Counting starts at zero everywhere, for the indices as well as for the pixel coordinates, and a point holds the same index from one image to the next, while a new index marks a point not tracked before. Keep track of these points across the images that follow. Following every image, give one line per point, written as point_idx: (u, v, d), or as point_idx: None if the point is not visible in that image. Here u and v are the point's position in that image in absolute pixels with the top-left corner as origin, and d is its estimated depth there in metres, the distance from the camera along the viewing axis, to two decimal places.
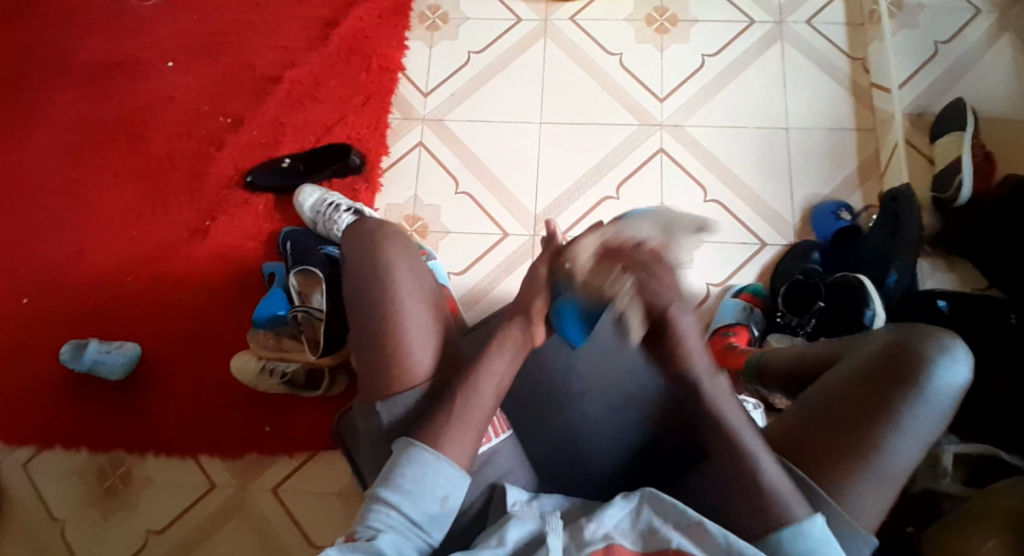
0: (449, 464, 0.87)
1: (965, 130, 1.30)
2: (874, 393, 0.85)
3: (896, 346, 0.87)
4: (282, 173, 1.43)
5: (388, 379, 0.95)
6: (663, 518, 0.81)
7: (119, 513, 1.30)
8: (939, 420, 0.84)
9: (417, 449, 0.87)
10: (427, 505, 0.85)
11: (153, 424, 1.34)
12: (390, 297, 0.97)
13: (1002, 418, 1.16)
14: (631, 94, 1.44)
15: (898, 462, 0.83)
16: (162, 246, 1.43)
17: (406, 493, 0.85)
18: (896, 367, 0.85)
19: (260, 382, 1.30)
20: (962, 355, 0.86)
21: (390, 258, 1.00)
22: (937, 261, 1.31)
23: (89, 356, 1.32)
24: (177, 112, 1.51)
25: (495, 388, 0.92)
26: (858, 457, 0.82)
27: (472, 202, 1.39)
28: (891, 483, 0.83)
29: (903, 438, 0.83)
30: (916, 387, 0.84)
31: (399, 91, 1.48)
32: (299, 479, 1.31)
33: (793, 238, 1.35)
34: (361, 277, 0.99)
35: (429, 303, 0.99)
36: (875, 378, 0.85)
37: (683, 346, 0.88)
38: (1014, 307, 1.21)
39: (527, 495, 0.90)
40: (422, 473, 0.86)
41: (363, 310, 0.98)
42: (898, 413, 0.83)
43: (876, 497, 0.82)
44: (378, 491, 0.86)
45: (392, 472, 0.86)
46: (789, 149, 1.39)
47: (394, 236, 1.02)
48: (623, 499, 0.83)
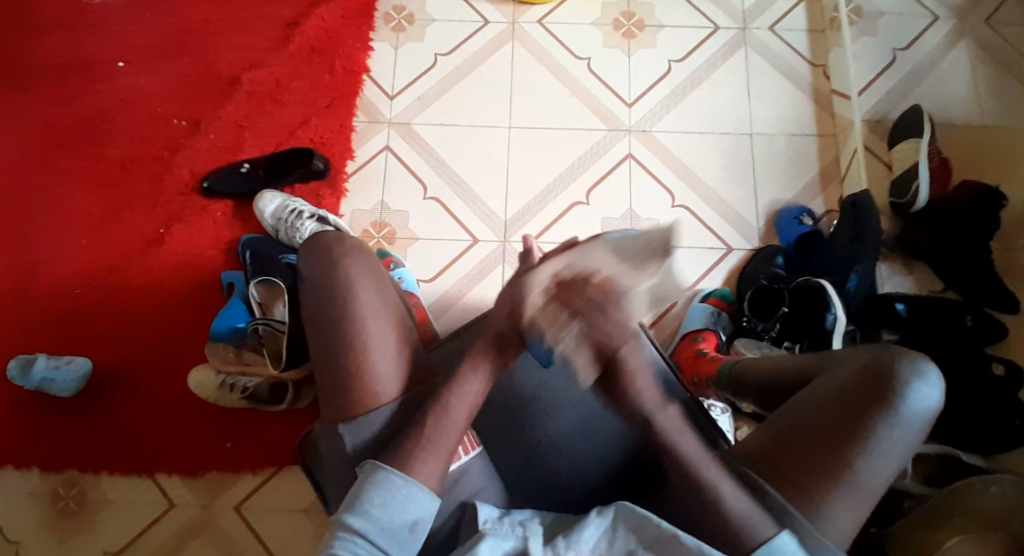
0: (418, 487, 0.86)
1: (923, 138, 1.33)
2: (851, 413, 0.87)
3: (872, 365, 0.89)
4: (242, 179, 1.38)
5: (355, 400, 0.94)
6: (637, 536, 0.82)
7: (76, 533, 1.25)
8: (913, 439, 0.87)
9: (385, 474, 0.86)
10: (396, 530, 0.84)
11: (109, 442, 1.29)
12: (355, 314, 0.96)
13: (962, 419, 1.20)
14: (599, 98, 1.44)
15: (873, 480, 0.85)
16: (114, 256, 1.37)
17: (375, 519, 0.83)
18: (872, 388, 0.88)
19: (221, 398, 1.26)
20: (935, 375, 0.88)
21: (354, 275, 0.99)
22: (896, 264, 1.35)
23: (38, 373, 1.26)
24: (128, 113, 1.44)
25: (465, 410, 0.91)
26: (837, 474, 0.85)
27: (440, 208, 1.37)
28: (867, 499, 0.86)
29: (878, 457, 0.85)
30: (892, 407, 0.86)
31: (364, 94, 1.44)
32: (265, 495, 1.27)
33: (757, 243, 1.37)
34: (321, 295, 0.98)
35: (395, 323, 0.98)
36: (853, 398, 0.88)
37: (632, 386, 0.91)
38: (970, 309, 1.27)
39: (499, 513, 0.89)
40: (390, 498, 0.85)
41: (325, 327, 0.96)
42: (874, 432, 0.86)
43: (852, 513, 0.85)
44: (344, 519, 0.84)
45: (358, 497, 0.85)
46: (754, 155, 1.41)
47: (357, 253, 1.01)
48: (596, 518, 0.84)
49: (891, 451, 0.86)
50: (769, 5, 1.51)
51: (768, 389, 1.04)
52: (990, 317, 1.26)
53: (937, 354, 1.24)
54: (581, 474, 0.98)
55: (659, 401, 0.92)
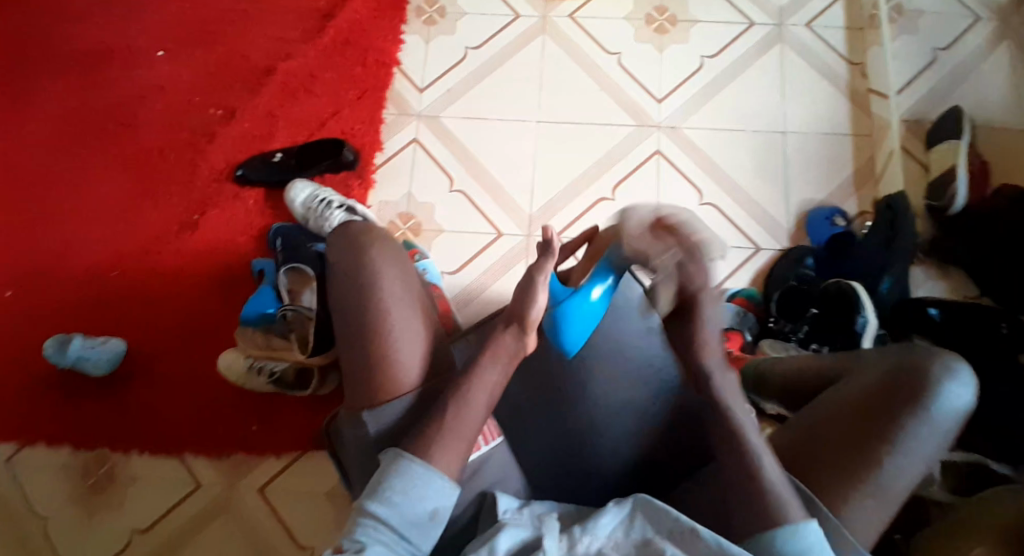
0: (438, 474, 0.87)
1: (962, 139, 1.29)
2: (881, 411, 0.87)
3: (903, 365, 0.90)
4: (273, 168, 1.40)
5: (377, 387, 0.96)
6: (655, 528, 0.82)
7: (103, 511, 1.28)
8: (943, 441, 0.87)
9: (406, 462, 0.87)
10: (416, 517, 0.85)
11: (139, 422, 1.32)
12: (377, 303, 0.98)
13: (994, 429, 1.17)
14: (628, 93, 1.43)
15: (902, 479, 0.85)
16: (149, 241, 1.40)
17: (394, 505, 0.84)
18: (903, 387, 0.88)
19: (249, 381, 1.29)
20: (965, 376, 0.89)
21: (380, 265, 1.00)
22: (930, 268, 1.32)
23: (75, 350, 1.29)
24: (167, 102, 1.48)
25: (486, 401, 0.92)
26: (864, 469, 0.85)
27: (467, 201, 1.37)
28: (893, 498, 0.85)
29: (907, 456, 0.85)
30: (922, 405, 0.86)
31: (395, 86, 1.45)
32: (288, 478, 1.30)
33: (787, 243, 1.35)
34: (348, 284, 1.00)
35: (419, 312, 0.99)
36: (882, 397, 0.88)
37: (699, 335, 0.90)
38: (1006, 316, 1.22)
39: (517, 503, 0.90)
40: (410, 485, 0.85)
41: (350, 316, 0.99)
42: (903, 430, 0.86)
43: (879, 511, 0.84)
44: (366, 505, 0.85)
45: (380, 484, 0.86)
46: (787, 154, 1.39)
47: (381, 243, 1.03)
48: (614, 508, 0.83)
49: (921, 450, 0.86)
50: (807, 1, 1.48)
51: (793, 388, 1.07)
52: None
53: (971, 361, 1.21)
54: (603, 473, 0.98)
55: (721, 365, 0.90)
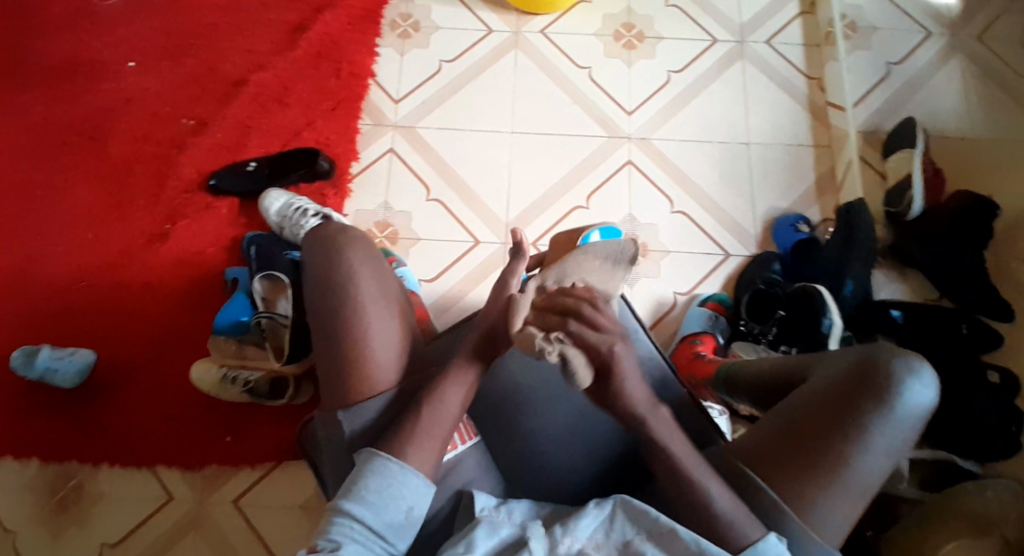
0: (414, 473, 0.86)
1: (915, 148, 1.36)
2: (844, 411, 0.86)
3: (864, 365, 0.88)
4: (247, 178, 1.40)
5: (353, 387, 0.92)
6: (635, 526, 0.82)
7: (70, 526, 1.25)
8: (903, 437, 0.86)
9: (381, 460, 0.86)
10: (391, 516, 0.84)
11: (107, 435, 1.29)
12: (352, 302, 0.94)
13: (956, 425, 1.22)
14: (599, 106, 1.47)
15: (862, 478, 0.85)
16: (117, 252, 1.38)
17: (370, 504, 0.84)
18: (865, 387, 0.86)
19: (222, 392, 1.27)
20: (927, 373, 0.87)
21: (356, 264, 0.97)
22: (890, 271, 1.38)
23: (41, 363, 1.27)
24: (138, 113, 1.47)
25: (459, 399, 0.91)
26: (826, 470, 0.85)
27: (442, 209, 1.39)
28: (855, 495, 0.85)
29: (867, 454, 0.85)
30: (880, 405, 0.85)
31: (370, 97, 1.47)
32: (260, 491, 1.28)
33: (754, 249, 1.39)
34: (322, 283, 0.96)
35: (394, 311, 0.97)
36: (842, 397, 0.87)
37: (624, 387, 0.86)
38: (964, 318, 1.28)
39: (494, 501, 0.88)
40: (387, 485, 0.85)
41: (324, 316, 0.95)
42: (864, 429, 0.85)
43: (840, 509, 0.85)
44: (341, 504, 0.84)
45: (354, 483, 0.85)
46: (751, 163, 1.44)
47: (357, 242, 1.00)
48: (594, 508, 0.84)
49: (881, 448, 0.85)
50: (767, 19, 1.55)
51: (762, 388, 1.03)
52: (985, 324, 1.27)
53: (932, 359, 1.26)
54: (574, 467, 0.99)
55: (649, 402, 0.86)
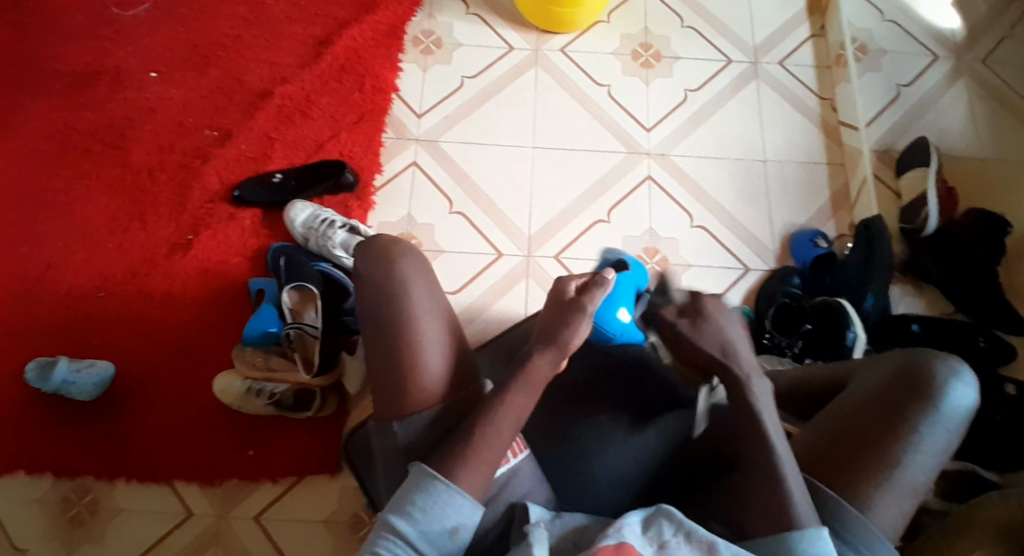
0: (461, 494, 0.83)
1: (930, 166, 1.40)
2: (893, 411, 0.88)
3: (907, 368, 0.91)
4: (274, 190, 1.40)
5: (406, 397, 0.92)
6: (673, 528, 0.81)
7: (85, 543, 1.24)
8: (951, 436, 0.88)
9: (429, 478, 0.84)
10: (436, 536, 0.82)
11: (127, 448, 1.29)
12: (406, 313, 0.94)
13: (975, 438, 1.24)
14: (618, 123, 1.49)
15: (917, 477, 0.86)
16: (138, 261, 1.37)
17: (415, 522, 0.82)
18: (911, 387, 0.89)
19: (244, 403, 1.27)
20: (969, 374, 0.90)
21: (408, 273, 0.97)
22: (907, 286, 1.41)
23: (60, 376, 1.25)
24: (157, 123, 1.46)
25: (514, 420, 0.89)
26: (881, 468, 0.86)
27: (466, 222, 1.40)
28: (909, 493, 0.86)
29: (919, 452, 0.87)
30: (928, 403, 0.88)
31: (393, 111, 1.48)
32: (283, 505, 1.28)
33: (773, 264, 1.41)
34: (374, 294, 0.96)
35: (446, 321, 0.96)
36: (890, 399, 0.89)
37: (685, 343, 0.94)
38: (981, 331, 1.31)
39: (548, 513, 0.88)
40: (432, 504, 0.83)
41: (377, 328, 0.95)
42: (916, 428, 0.87)
43: (896, 507, 0.86)
44: (388, 519, 0.83)
45: (402, 499, 0.84)
46: (768, 179, 1.47)
47: (410, 256, 0.99)
48: (639, 510, 0.84)
49: (931, 446, 0.87)
50: (779, 41, 1.59)
51: (801, 398, 1.04)
52: (1000, 339, 1.30)
53: None
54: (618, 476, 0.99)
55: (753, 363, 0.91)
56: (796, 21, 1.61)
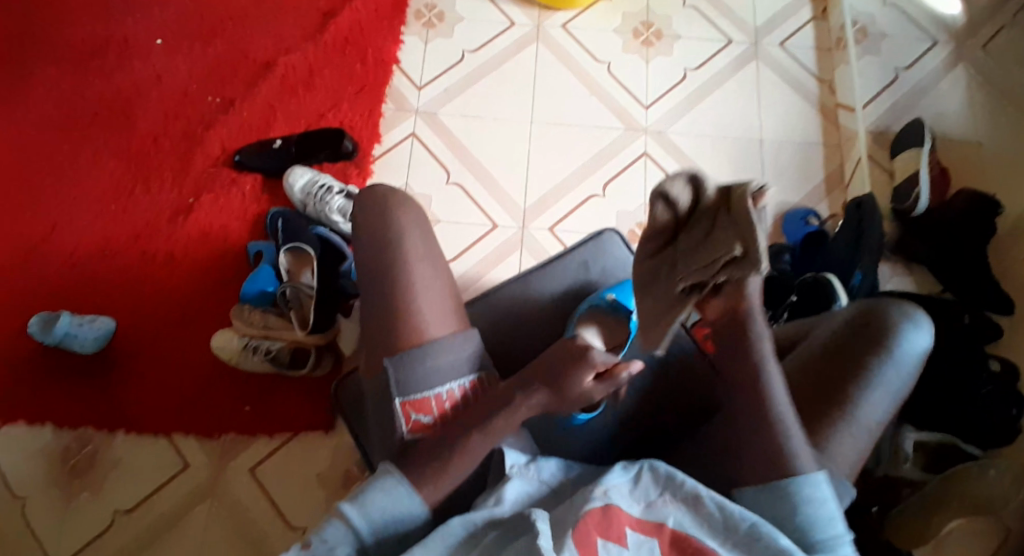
0: (417, 498, 0.83)
1: (923, 147, 1.40)
2: (851, 356, 0.91)
3: (866, 313, 0.93)
4: (273, 155, 1.44)
5: (394, 337, 0.93)
6: (659, 489, 0.83)
7: (86, 491, 1.30)
8: (906, 379, 0.91)
9: (392, 481, 0.83)
10: (383, 530, 0.82)
11: (127, 402, 1.34)
12: (405, 255, 0.97)
13: (955, 413, 1.28)
14: (618, 100, 1.51)
15: (872, 419, 0.89)
16: (142, 225, 1.43)
17: (369, 515, 0.81)
18: (869, 332, 0.91)
19: (243, 360, 1.32)
20: (925, 320, 0.92)
21: (404, 222, 0.99)
22: (897, 266, 1.44)
23: (62, 328, 1.31)
24: (162, 92, 1.51)
25: (532, 363, 0.89)
26: (838, 410, 0.89)
27: (463, 193, 1.43)
28: (864, 435, 0.89)
29: (873, 393, 0.89)
30: (884, 347, 0.90)
31: (392, 83, 1.51)
32: (278, 459, 1.33)
33: (766, 242, 1.43)
34: (374, 240, 0.98)
35: (438, 269, 0.98)
36: (848, 344, 0.92)
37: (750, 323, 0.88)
38: (968, 309, 1.35)
39: (524, 458, 0.87)
40: (389, 506, 0.82)
41: (373, 272, 0.97)
42: (868, 373, 0.89)
43: (852, 448, 0.88)
44: (341, 507, 0.81)
45: (359, 490, 0.82)
46: (764, 159, 1.48)
47: (409, 205, 1.01)
48: (621, 468, 0.85)
49: (887, 389, 0.90)
50: (780, 22, 1.60)
51: None
52: (986, 318, 1.35)
53: (938, 350, 1.31)
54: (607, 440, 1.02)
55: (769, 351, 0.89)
56: (797, 4, 1.62)
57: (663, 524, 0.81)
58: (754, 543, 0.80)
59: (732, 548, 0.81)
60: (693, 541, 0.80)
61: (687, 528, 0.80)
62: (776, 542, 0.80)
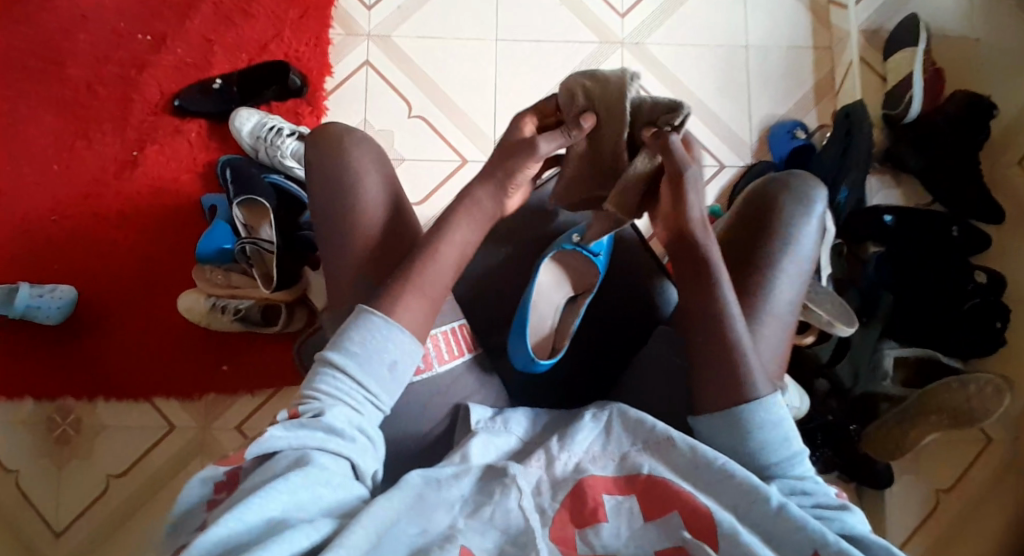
0: (398, 329, 0.81)
1: (918, 45, 1.32)
2: (754, 243, 0.92)
3: (754, 199, 0.95)
4: (216, 97, 1.33)
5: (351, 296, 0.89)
6: (632, 438, 0.80)
7: (75, 459, 1.30)
8: (807, 258, 0.92)
9: (364, 315, 0.81)
10: (375, 368, 0.79)
11: (102, 369, 1.32)
12: (356, 204, 0.90)
13: (939, 330, 1.27)
14: (591, 9, 1.39)
15: (784, 303, 0.90)
16: (87, 182, 1.34)
17: (354, 355, 0.79)
18: (764, 218, 0.93)
19: (213, 320, 1.28)
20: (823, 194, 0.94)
21: (359, 164, 0.91)
22: (884, 176, 1.37)
23: (23, 301, 1.25)
24: (86, 32, 1.37)
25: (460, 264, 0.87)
26: (753, 301, 0.89)
27: (427, 127, 1.34)
28: (781, 319, 0.90)
29: (781, 278, 0.90)
30: (780, 231, 0.92)
31: (340, 4, 1.39)
32: (263, 415, 1.32)
33: (750, 159, 1.36)
34: (325, 183, 0.91)
35: (392, 211, 0.91)
36: (751, 234, 0.93)
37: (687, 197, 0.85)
38: (955, 220, 1.30)
39: (491, 412, 0.89)
40: (369, 338, 0.80)
41: (323, 220, 0.90)
42: (777, 256, 0.91)
43: (774, 335, 0.90)
44: (325, 356, 0.80)
45: (339, 336, 0.81)
46: (750, 67, 1.38)
47: (363, 147, 0.92)
48: (591, 419, 0.82)
49: (791, 272, 0.91)
50: None
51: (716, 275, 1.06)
52: (975, 228, 1.30)
53: (922, 265, 1.29)
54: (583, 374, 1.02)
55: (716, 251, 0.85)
56: None
57: (639, 473, 0.77)
58: (722, 483, 0.76)
59: (706, 491, 0.76)
60: (668, 487, 0.75)
61: (660, 472, 0.77)
62: (742, 481, 0.75)
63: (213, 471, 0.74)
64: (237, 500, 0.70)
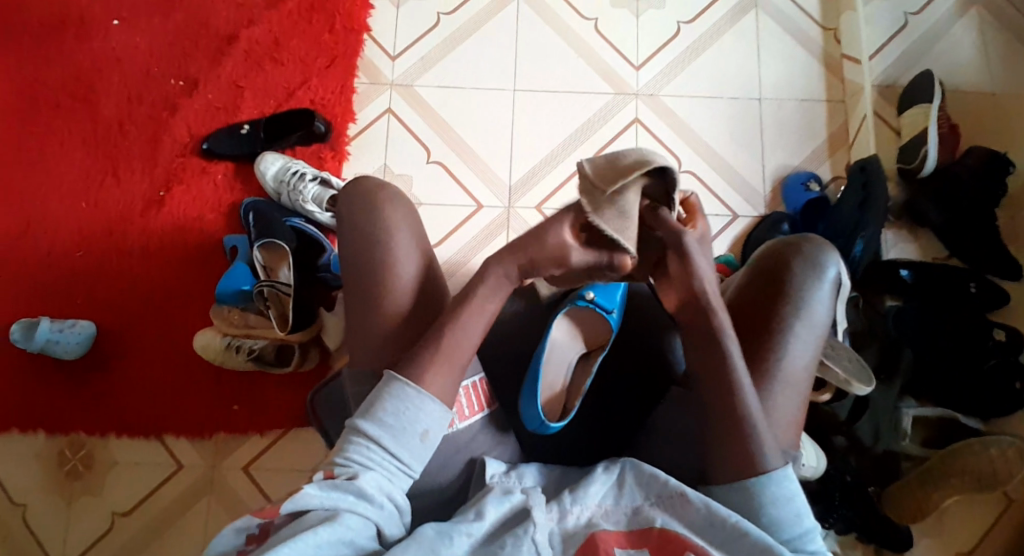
0: (431, 399, 0.79)
1: (932, 102, 1.32)
2: (765, 310, 0.89)
3: (761, 264, 0.93)
4: (242, 140, 1.38)
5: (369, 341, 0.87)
6: (644, 493, 0.78)
7: (82, 495, 1.29)
8: (820, 323, 0.89)
9: (398, 384, 0.79)
10: (409, 439, 0.78)
11: (115, 404, 1.32)
12: (386, 258, 0.88)
13: (958, 386, 1.24)
14: (606, 60, 1.42)
15: (798, 370, 0.88)
16: (113, 220, 1.37)
17: (387, 426, 0.77)
18: (773, 283, 0.90)
19: (226, 359, 1.27)
20: (834, 260, 0.91)
21: (391, 220, 0.90)
22: (901, 230, 1.36)
23: (42, 334, 1.28)
24: (122, 75, 1.43)
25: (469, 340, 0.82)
26: (767, 371, 0.87)
27: (445, 172, 1.36)
28: (796, 388, 0.87)
29: (794, 345, 0.88)
30: (791, 296, 0.89)
31: (365, 53, 1.43)
32: (271, 456, 1.31)
33: (763, 210, 1.36)
34: (355, 235, 0.90)
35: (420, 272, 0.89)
36: (761, 300, 0.90)
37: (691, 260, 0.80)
38: (973, 276, 1.29)
39: (506, 466, 0.84)
40: (404, 408, 0.78)
41: (350, 269, 0.89)
42: (790, 322, 0.88)
43: (789, 405, 0.87)
44: (358, 425, 0.78)
45: (372, 404, 0.79)
46: (763, 118, 1.40)
47: (398, 206, 0.91)
48: (603, 473, 0.80)
49: (805, 338, 0.88)
50: None
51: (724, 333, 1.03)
52: (993, 284, 1.29)
53: (942, 319, 1.26)
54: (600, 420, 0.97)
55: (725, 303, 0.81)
56: None
57: (651, 528, 0.75)
58: (740, 542, 0.74)
59: (721, 549, 0.74)
60: (684, 543, 0.73)
61: (674, 528, 0.75)
62: (763, 541, 0.73)
63: (246, 521, 0.71)
64: (268, 548, 0.67)
